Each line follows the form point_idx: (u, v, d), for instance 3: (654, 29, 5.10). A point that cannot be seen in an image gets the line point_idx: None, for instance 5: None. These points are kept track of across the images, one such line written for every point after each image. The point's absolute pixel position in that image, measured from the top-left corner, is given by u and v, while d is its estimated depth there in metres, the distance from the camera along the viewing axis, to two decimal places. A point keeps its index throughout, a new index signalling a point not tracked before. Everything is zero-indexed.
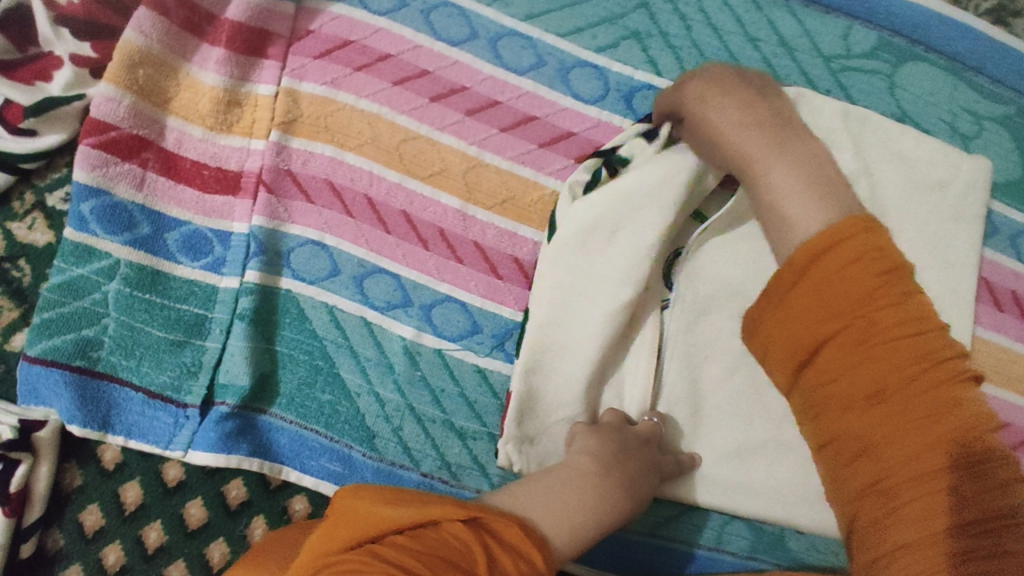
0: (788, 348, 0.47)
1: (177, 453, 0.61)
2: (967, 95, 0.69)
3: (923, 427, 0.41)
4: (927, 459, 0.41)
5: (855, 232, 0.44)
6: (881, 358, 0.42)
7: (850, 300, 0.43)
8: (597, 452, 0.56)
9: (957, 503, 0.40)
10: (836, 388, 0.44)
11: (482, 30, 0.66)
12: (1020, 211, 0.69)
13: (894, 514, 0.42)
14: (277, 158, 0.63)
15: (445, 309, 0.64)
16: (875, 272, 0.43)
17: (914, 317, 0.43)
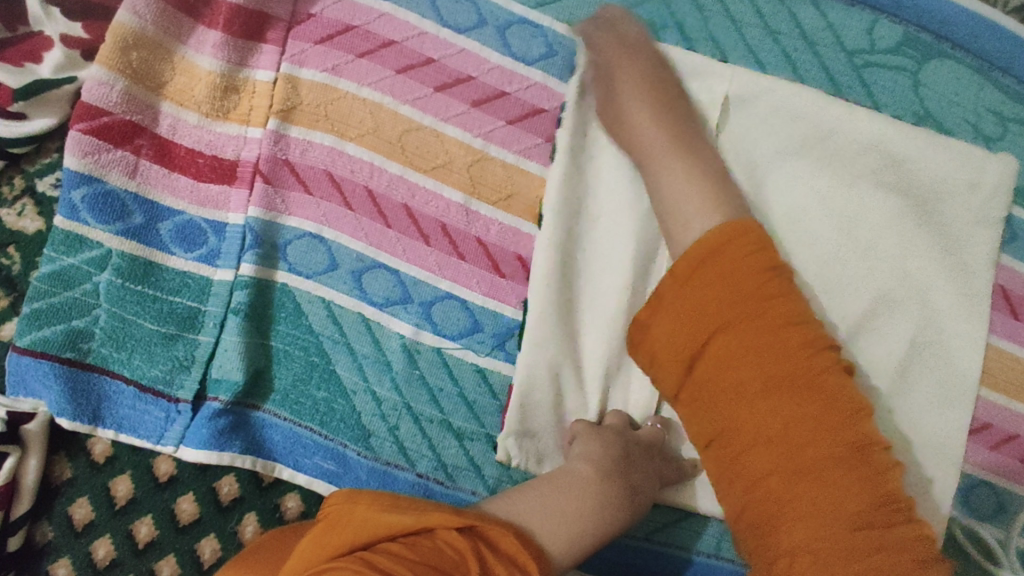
0: (683, 344, 0.52)
1: (168, 448, 0.60)
2: (993, 96, 0.67)
3: (807, 410, 0.48)
4: (823, 448, 0.48)
5: (731, 240, 0.52)
6: (772, 357, 0.49)
7: (741, 291, 0.51)
8: (599, 456, 0.55)
9: (844, 493, 0.47)
10: (732, 378, 0.50)
11: (491, 17, 0.63)
12: None
13: (785, 500, 0.48)
14: (275, 147, 0.61)
15: (445, 307, 0.62)
16: (760, 275, 0.51)
17: (795, 313, 0.50)
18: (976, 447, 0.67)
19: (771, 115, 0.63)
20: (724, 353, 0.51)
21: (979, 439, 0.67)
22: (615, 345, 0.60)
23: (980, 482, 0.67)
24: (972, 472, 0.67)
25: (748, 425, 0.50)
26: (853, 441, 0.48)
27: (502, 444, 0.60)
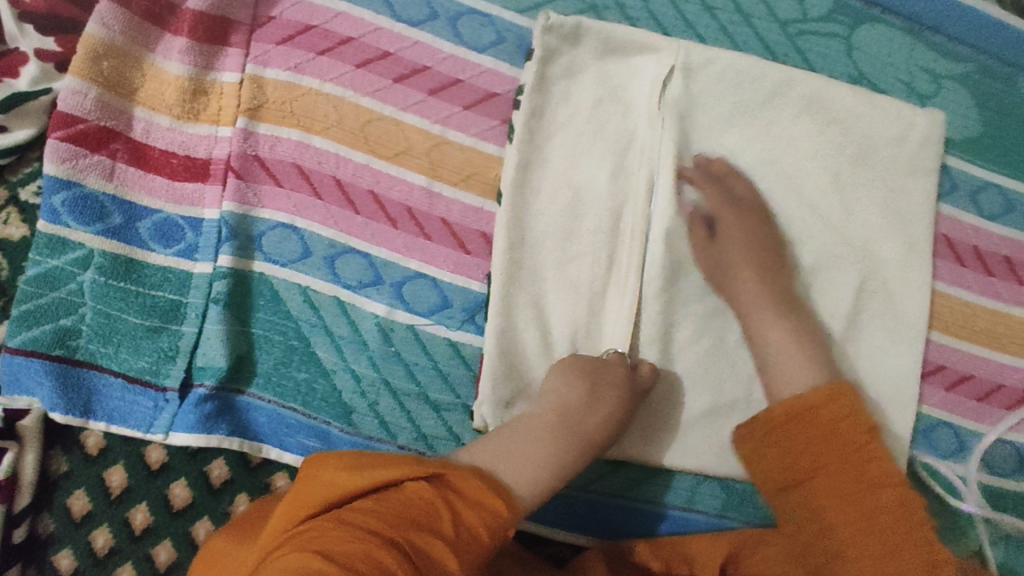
0: (774, 472, 0.58)
1: (158, 436, 0.63)
2: (925, 54, 0.70)
3: (896, 547, 0.52)
4: (870, 543, 0.53)
5: (827, 399, 0.57)
6: (835, 453, 0.56)
7: (845, 447, 0.56)
8: (563, 402, 0.58)
9: (872, 534, 0.53)
10: (830, 512, 0.55)
11: (442, 9, 0.66)
12: (981, 167, 0.71)
13: (840, 541, 0.54)
14: (244, 144, 0.64)
15: (415, 285, 0.65)
16: (853, 425, 0.57)
17: (841, 426, 0.57)
18: (933, 389, 0.70)
19: (714, 84, 0.66)
20: (815, 501, 0.56)
21: (935, 381, 0.70)
22: (578, 310, 0.64)
23: (940, 422, 0.70)
24: (931, 413, 0.70)
25: (821, 507, 0.55)
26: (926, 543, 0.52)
27: (479, 411, 0.63)
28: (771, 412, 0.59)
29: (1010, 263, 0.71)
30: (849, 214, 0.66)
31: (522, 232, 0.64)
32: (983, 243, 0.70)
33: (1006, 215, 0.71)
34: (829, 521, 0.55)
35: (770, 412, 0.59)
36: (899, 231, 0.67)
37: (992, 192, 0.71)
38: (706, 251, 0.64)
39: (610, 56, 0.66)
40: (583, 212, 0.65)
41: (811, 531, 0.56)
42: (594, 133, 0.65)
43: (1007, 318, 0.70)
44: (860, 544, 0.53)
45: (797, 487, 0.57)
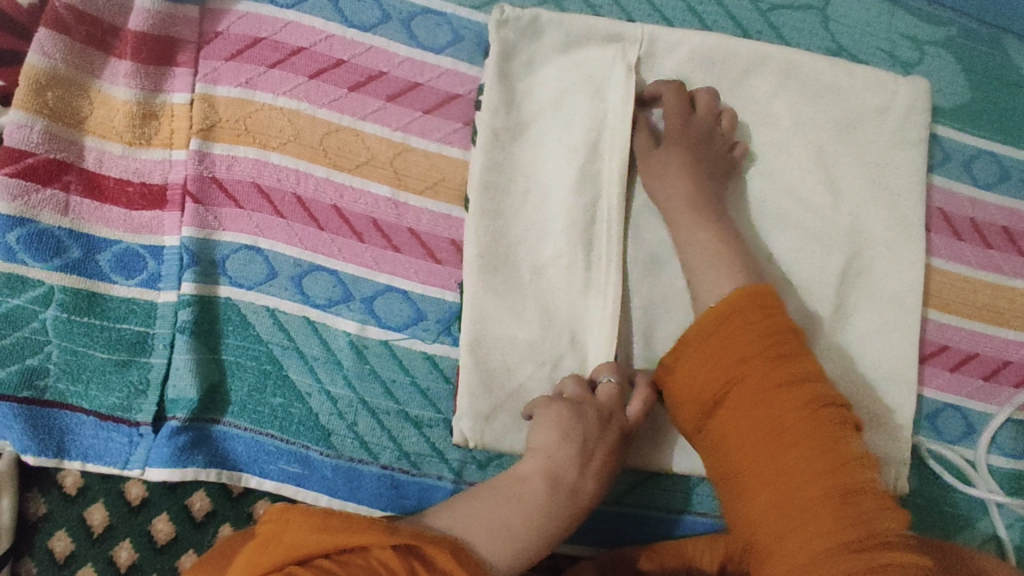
0: (699, 393, 0.55)
1: (135, 472, 0.61)
2: (906, 21, 0.67)
3: (798, 453, 0.51)
4: (801, 466, 0.51)
5: (755, 312, 0.55)
6: (763, 373, 0.53)
7: (761, 351, 0.54)
8: (549, 454, 0.57)
9: (797, 461, 0.51)
10: (748, 423, 0.53)
11: (394, 10, 0.63)
12: (973, 135, 0.67)
13: (764, 469, 0.52)
14: (200, 167, 0.62)
15: (387, 299, 0.63)
16: (764, 333, 0.54)
17: (770, 347, 0.54)
18: (938, 371, 0.67)
19: (682, 69, 0.64)
20: (727, 420, 0.54)
21: (938, 363, 0.67)
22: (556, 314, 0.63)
23: (946, 406, 0.66)
24: (935, 397, 0.67)
25: (748, 432, 0.53)
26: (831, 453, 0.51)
27: (458, 427, 0.62)
28: (702, 323, 0.56)
29: (1009, 233, 0.67)
30: (831, 198, 0.64)
31: (493, 240, 0.62)
32: (980, 214, 0.67)
33: (1002, 183, 0.67)
34: (755, 454, 0.52)
35: (701, 323, 0.56)
36: (883, 209, 0.64)
37: (986, 160, 0.67)
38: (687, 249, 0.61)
39: (572, 48, 0.63)
40: (553, 214, 0.63)
41: (723, 451, 0.54)
42: (561, 130, 0.63)
43: (1009, 291, 0.67)
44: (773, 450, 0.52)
45: (723, 412, 0.54)
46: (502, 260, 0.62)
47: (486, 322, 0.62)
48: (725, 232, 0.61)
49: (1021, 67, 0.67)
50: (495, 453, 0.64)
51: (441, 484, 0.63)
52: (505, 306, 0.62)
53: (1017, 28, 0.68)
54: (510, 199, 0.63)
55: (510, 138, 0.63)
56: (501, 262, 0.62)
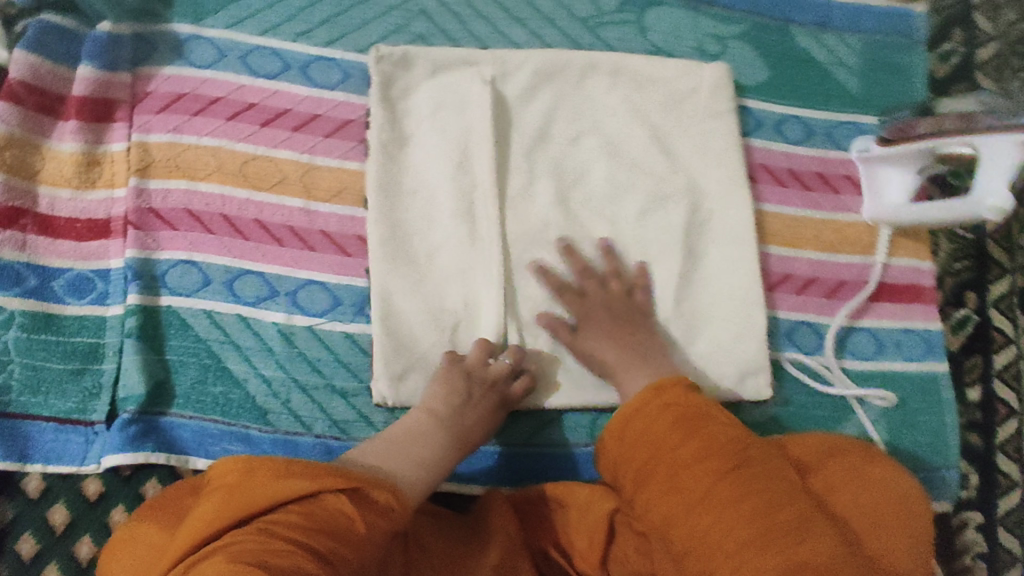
0: (633, 469, 0.61)
1: (92, 466, 0.69)
2: (707, 23, 0.83)
3: (716, 509, 0.55)
4: (724, 524, 0.54)
5: (666, 397, 0.62)
6: (675, 449, 0.59)
7: (672, 431, 0.60)
8: (436, 407, 0.68)
9: (720, 519, 0.54)
10: (673, 495, 0.57)
11: (292, 60, 0.78)
12: (780, 105, 0.82)
13: (691, 531, 0.55)
14: (138, 200, 0.74)
15: (308, 291, 0.74)
16: (677, 415, 0.61)
17: (684, 427, 0.60)
18: (786, 296, 0.78)
19: (531, 79, 0.78)
20: (681, 512, 0.56)
21: (785, 289, 0.79)
22: (452, 285, 0.74)
23: (798, 323, 0.78)
24: (788, 316, 0.78)
25: (671, 503, 0.57)
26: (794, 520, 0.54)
27: (377, 389, 0.71)
28: (625, 411, 0.63)
29: (822, 177, 0.81)
30: (666, 165, 0.78)
31: (392, 229, 0.74)
32: (796, 165, 0.81)
33: (810, 139, 0.82)
34: (681, 521, 0.56)
35: (622, 411, 0.63)
36: (710, 170, 0.78)
37: (792, 123, 0.82)
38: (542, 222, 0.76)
39: (439, 72, 0.78)
40: (439, 204, 0.75)
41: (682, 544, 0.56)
42: (438, 136, 0.76)
43: (833, 224, 0.80)
44: (696, 514, 0.55)
45: (650, 490, 0.59)
46: (401, 246, 0.74)
47: (393, 298, 0.72)
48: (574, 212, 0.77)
49: (805, 47, 0.84)
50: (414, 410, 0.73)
51: None
52: (407, 283, 0.73)
53: (797, 18, 0.84)
54: (402, 196, 0.75)
55: (397, 147, 0.76)
56: (400, 248, 0.74)
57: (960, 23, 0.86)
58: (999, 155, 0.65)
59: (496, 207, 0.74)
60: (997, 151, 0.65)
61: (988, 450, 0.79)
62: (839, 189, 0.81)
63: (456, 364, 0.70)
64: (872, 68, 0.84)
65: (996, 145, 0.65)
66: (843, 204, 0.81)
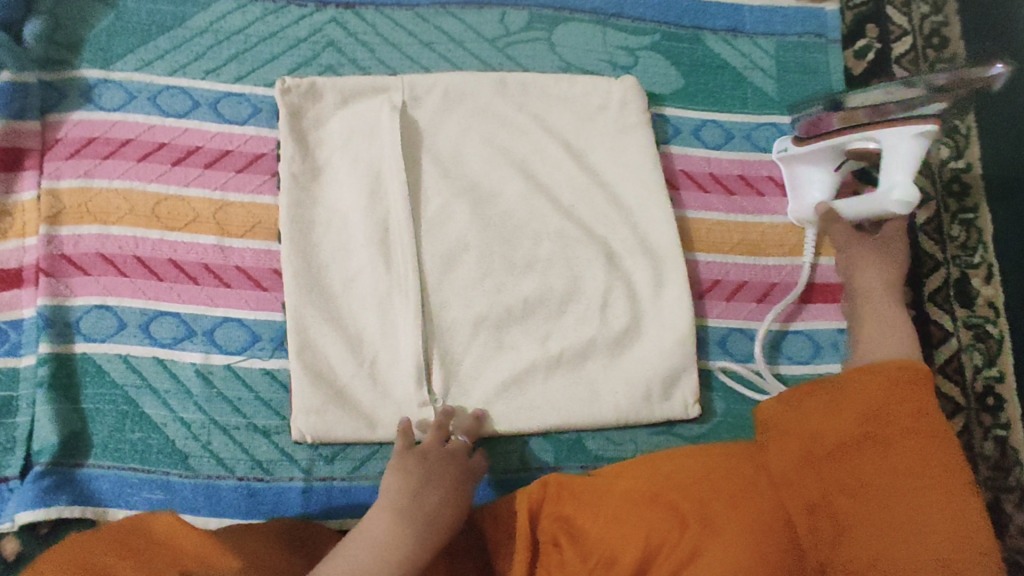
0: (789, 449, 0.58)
1: (6, 524, 0.67)
2: (617, 36, 0.83)
3: (919, 495, 0.51)
4: (873, 519, 0.52)
5: (899, 373, 0.58)
6: (891, 435, 0.54)
7: (875, 414, 0.56)
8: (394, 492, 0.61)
9: (869, 517, 0.52)
10: (814, 480, 0.55)
11: (202, 99, 0.78)
12: (696, 110, 0.82)
13: (833, 519, 0.53)
14: (49, 247, 0.73)
15: (225, 328, 0.73)
16: (900, 393, 0.57)
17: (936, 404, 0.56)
18: (716, 303, 0.77)
19: (440, 103, 0.78)
20: (811, 483, 0.55)
21: (715, 295, 0.77)
22: (372, 313, 0.74)
23: (730, 331, 0.77)
24: (719, 323, 0.77)
25: (809, 488, 0.55)
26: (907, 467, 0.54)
27: (296, 426, 0.70)
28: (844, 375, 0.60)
29: (745, 180, 0.80)
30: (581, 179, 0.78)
31: (307, 261, 0.73)
32: (717, 169, 0.80)
33: (728, 143, 0.81)
34: (814, 503, 0.54)
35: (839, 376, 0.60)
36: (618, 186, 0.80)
37: (712, 127, 0.81)
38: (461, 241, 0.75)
39: (349, 101, 0.77)
40: (355, 234, 0.75)
41: (810, 537, 0.54)
42: (350, 166, 0.76)
43: (758, 227, 0.79)
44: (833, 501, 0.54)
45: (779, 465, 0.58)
46: (318, 279, 0.73)
47: (311, 330, 0.72)
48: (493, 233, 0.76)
49: (719, 53, 0.83)
50: (336, 445, 0.71)
51: (293, 485, 0.71)
52: (325, 316, 0.72)
53: (708, 25, 0.84)
54: (320, 227, 0.75)
55: (310, 179, 0.75)
56: (318, 280, 0.73)
57: (873, 19, 0.86)
58: (901, 147, 0.66)
59: (410, 235, 0.74)
60: (902, 143, 0.66)
61: None
62: (763, 191, 0.80)
63: (408, 450, 0.65)
64: (786, 69, 0.83)
65: (897, 137, 0.66)
66: (768, 206, 0.80)
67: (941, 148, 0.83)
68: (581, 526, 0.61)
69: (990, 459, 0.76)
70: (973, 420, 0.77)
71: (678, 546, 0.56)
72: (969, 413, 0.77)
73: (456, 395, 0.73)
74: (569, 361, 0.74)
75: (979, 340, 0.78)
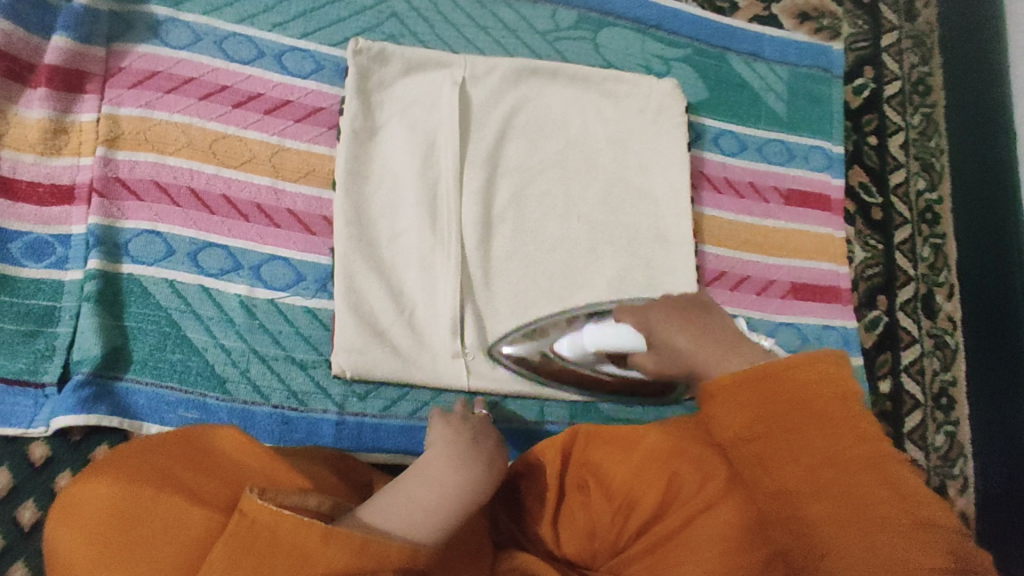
0: (735, 422, 0.50)
1: (40, 429, 0.68)
2: (655, 46, 0.93)
3: (833, 471, 0.46)
4: (825, 479, 0.46)
5: (801, 367, 0.50)
6: (800, 407, 0.48)
7: (794, 397, 0.49)
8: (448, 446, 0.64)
9: (817, 478, 0.46)
10: (760, 468, 0.49)
11: (267, 48, 0.82)
12: (717, 120, 0.91)
13: (786, 475, 0.47)
14: (105, 169, 0.75)
15: (272, 266, 0.76)
16: (823, 392, 0.49)
17: (819, 380, 0.49)
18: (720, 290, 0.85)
19: (497, 83, 0.85)
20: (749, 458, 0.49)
21: (720, 285, 0.85)
22: (415, 265, 0.79)
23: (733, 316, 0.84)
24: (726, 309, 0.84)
25: (762, 472, 0.48)
26: (750, 425, 0.50)
27: (337, 361, 0.74)
28: (747, 374, 0.51)
29: (754, 186, 0.90)
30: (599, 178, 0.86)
31: (359, 211, 0.78)
32: (731, 174, 0.90)
33: (742, 152, 0.91)
34: (774, 485, 0.48)
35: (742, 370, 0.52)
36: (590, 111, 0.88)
37: (728, 137, 0.91)
38: (502, 209, 0.83)
39: (412, 71, 0.84)
40: (406, 192, 0.80)
41: (795, 507, 0.46)
42: (408, 130, 0.82)
43: (762, 227, 0.89)
44: (776, 481, 0.47)
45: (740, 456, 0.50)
46: (368, 227, 0.78)
47: (359, 273, 0.76)
48: (533, 204, 0.84)
49: (740, 73, 0.93)
50: (370, 385, 0.76)
51: (326, 416, 0.74)
52: (372, 262, 0.77)
53: (733, 47, 0.94)
54: (371, 181, 0.80)
55: (369, 135, 0.81)
56: (367, 228, 0.78)
57: (870, 61, 0.99)
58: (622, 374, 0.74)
59: (456, 198, 0.80)
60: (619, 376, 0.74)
61: (898, 436, 0.85)
62: (769, 200, 0.90)
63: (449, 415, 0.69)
64: (796, 95, 0.94)
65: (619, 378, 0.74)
66: (772, 211, 0.89)
67: (918, 179, 0.94)
68: (607, 468, 0.64)
69: (940, 450, 0.86)
70: (929, 416, 0.87)
71: (694, 495, 0.59)
72: (926, 408, 0.87)
73: (485, 348, 0.78)
74: None
75: (938, 348, 0.89)
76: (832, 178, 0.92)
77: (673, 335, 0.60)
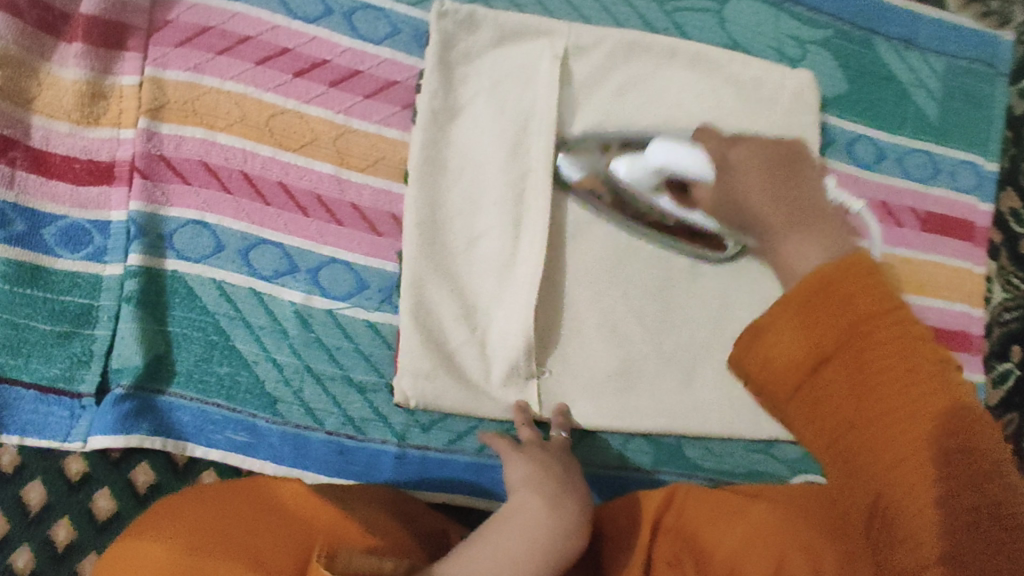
0: (792, 373, 0.36)
1: (76, 444, 0.62)
2: (790, 24, 0.77)
3: (902, 430, 0.33)
4: (902, 445, 0.34)
5: (851, 281, 0.35)
6: (867, 344, 0.34)
7: (854, 328, 0.34)
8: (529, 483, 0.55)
9: (889, 432, 0.34)
10: (829, 400, 0.35)
11: (336, 5, 0.69)
12: (854, 121, 0.77)
13: (852, 437, 0.35)
14: (148, 144, 0.64)
15: (331, 271, 0.67)
16: (874, 311, 0.34)
17: (876, 304, 0.34)
18: None
19: (602, 62, 0.72)
20: (818, 412, 0.36)
21: None
22: (491, 277, 0.68)
23: None
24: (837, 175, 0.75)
25: (829, 411, 0.35)
26: (803, 362, 0.36)
27: (400, 386, 0.65)
28: (789, 304, 0.36)
29: (887, 206, 0.77)
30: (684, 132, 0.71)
31: (433, 211, 0.67)
32: (863, 190, 0.76)
33: (878, 163, 0.77)
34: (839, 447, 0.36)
35: (783, 301, 0.37)
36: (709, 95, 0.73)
37: (865, 142, 0.77)
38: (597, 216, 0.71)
39: (503, 41, 0.71)
40: (487, 190, 0.69)
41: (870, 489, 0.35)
42: (494, 115, 0.70)
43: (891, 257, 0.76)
44: (845, 437, 0.35)
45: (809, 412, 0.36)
46: (441, 230, 0.68)
47: (429, 285, 0.66)
48: None
49: (888, 64, 0.78)
50: (436, 415, 0.67)
51: (386, 448, 0.67)
52: (444, 273, 0.67)
53: (882, 30, 0.79)
54: (448, 175, 0.69)
55: (449, 119, 0.69)
56: (440, 231, 0.68)
57: None
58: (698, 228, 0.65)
59: (545, 201, 0.68)
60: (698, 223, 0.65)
61: None
62: (904, 223, 0.77)
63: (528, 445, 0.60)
64: (950, 95, 0.79)
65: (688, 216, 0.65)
66: (904, 237, 0.77)
67: None
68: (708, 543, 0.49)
69: None
70: None
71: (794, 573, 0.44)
72: None
73: (564, 379, 0.69)
74: (681, 363, 0.72)
75: None
76: (980, 202, 0.79)
77: (759, 211, 0.41)
